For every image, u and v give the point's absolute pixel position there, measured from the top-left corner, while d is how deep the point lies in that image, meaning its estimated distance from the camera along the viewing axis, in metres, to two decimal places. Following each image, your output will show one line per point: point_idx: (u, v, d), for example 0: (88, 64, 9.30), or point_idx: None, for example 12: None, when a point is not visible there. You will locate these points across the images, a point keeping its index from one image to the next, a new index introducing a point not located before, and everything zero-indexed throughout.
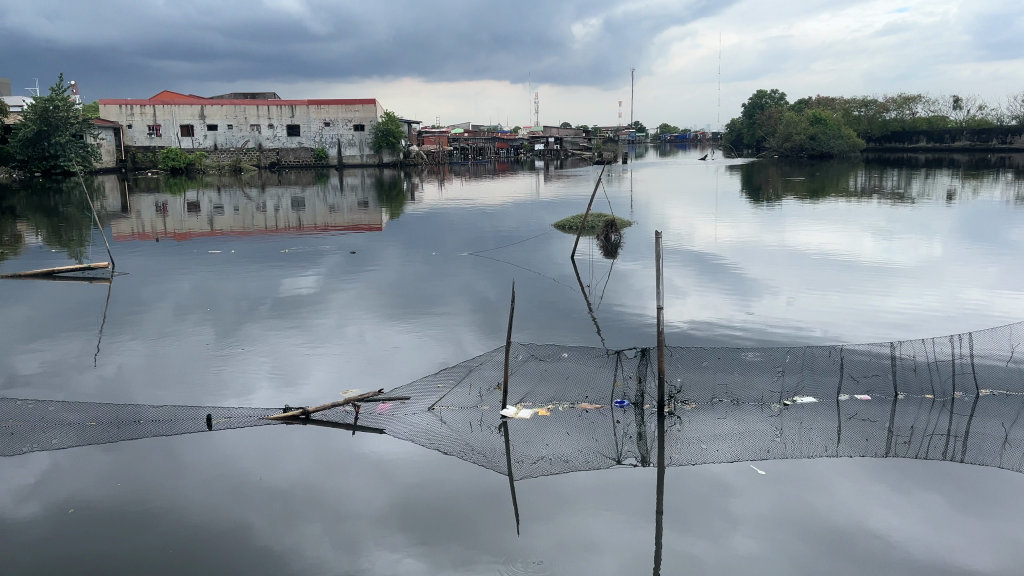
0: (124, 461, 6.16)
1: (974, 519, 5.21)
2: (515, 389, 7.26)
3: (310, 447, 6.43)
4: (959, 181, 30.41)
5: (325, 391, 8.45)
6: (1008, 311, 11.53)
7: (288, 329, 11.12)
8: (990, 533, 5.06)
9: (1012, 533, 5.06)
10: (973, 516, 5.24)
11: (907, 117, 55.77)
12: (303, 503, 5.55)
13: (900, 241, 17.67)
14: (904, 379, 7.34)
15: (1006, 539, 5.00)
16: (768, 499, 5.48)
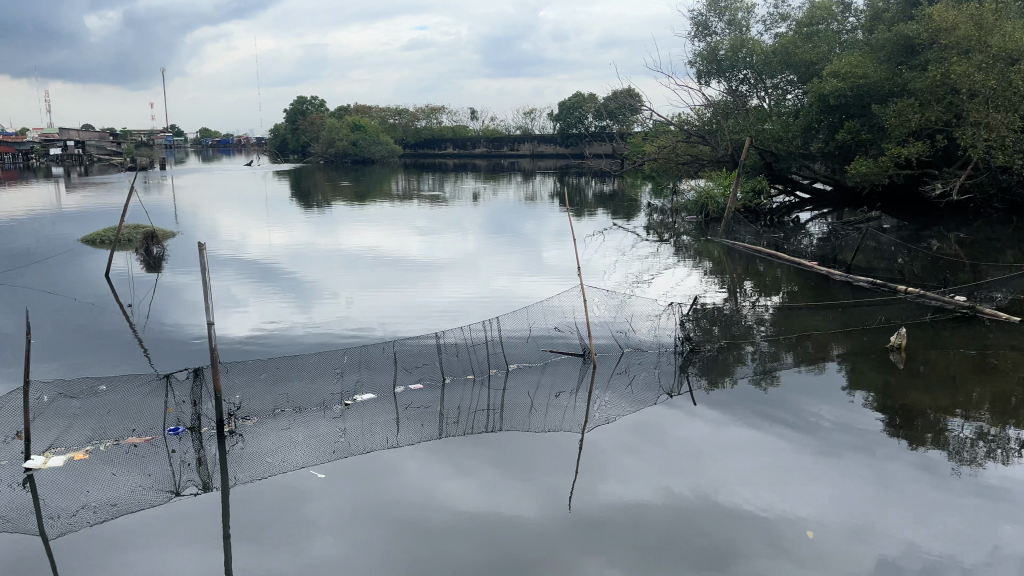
0: None
1: (512, 476, 5.99)
2: (41, 436, 6.24)
3: None
4: (481, 183, 34.56)
5: None
6: (529, 293, 13.49)
7: None
8: (526, 486, 5.87)
9: (543, 482, 5.93)
10: (511, 475, 6.01)
11: (434, 127, 61.57)
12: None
13: (439, 238, 19.41)
14: (449, 364, 8.11)
15: (541, 489, 5.84)
16: (339, 496, 5.60)
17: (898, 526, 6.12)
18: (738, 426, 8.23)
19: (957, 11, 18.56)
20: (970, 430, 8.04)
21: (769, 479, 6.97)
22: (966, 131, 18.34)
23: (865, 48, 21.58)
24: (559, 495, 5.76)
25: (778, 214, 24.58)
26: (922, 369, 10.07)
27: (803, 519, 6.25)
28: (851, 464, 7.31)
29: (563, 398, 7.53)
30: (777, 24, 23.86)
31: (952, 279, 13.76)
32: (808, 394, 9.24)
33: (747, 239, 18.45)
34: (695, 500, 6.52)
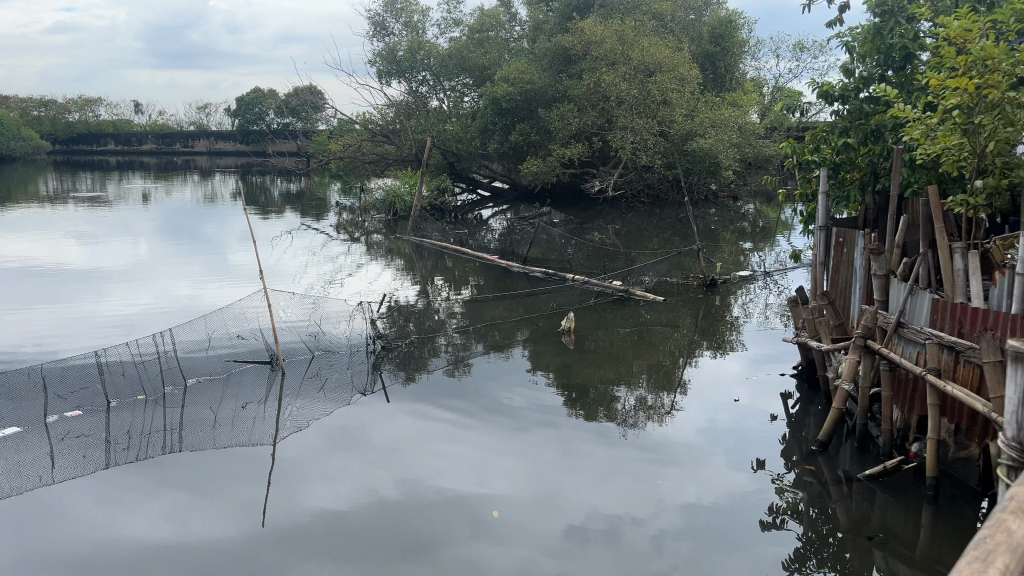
0: None
1: (202, 498, 6.34)
2: None
3: None
4: (151, 184, 31.58)
5: None
6: (213, 298, 12.68)
7: None
8: (217, 505, 6.24)
9: (235, 497, 6.32)
10: (201, 496, 6.36)
11: (90, 120, 55.01)
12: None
13: (105, 245, 17.41)
14: (113, 385, 8.29)
15: (233, 503, 6.23)
16: (7, 545, 5.61)
17: (582, 491, 6.73)
18: (436, 420, 8.52)
19: (603, 27, 20.89)
20: (634, 398, 9.13)
21: (468, 464, 7.33)
22: (616, 133, 20.76)
23: (529, 56, 23.42)
24: (241, 515, 6.11)
25: (462, 210, 25.76)
26: (592, 347, 11.22)
27: (497, 496, 6.65)
28: (538, 440, 7.90)
29: (246, 411, 8.13)
30: (451, 28, 24.96)
31: (611, 265, 15.50)
32: (499, 381, 9.82)
33: (434, 235, 19.10)
34: (400, 495, 6.68)
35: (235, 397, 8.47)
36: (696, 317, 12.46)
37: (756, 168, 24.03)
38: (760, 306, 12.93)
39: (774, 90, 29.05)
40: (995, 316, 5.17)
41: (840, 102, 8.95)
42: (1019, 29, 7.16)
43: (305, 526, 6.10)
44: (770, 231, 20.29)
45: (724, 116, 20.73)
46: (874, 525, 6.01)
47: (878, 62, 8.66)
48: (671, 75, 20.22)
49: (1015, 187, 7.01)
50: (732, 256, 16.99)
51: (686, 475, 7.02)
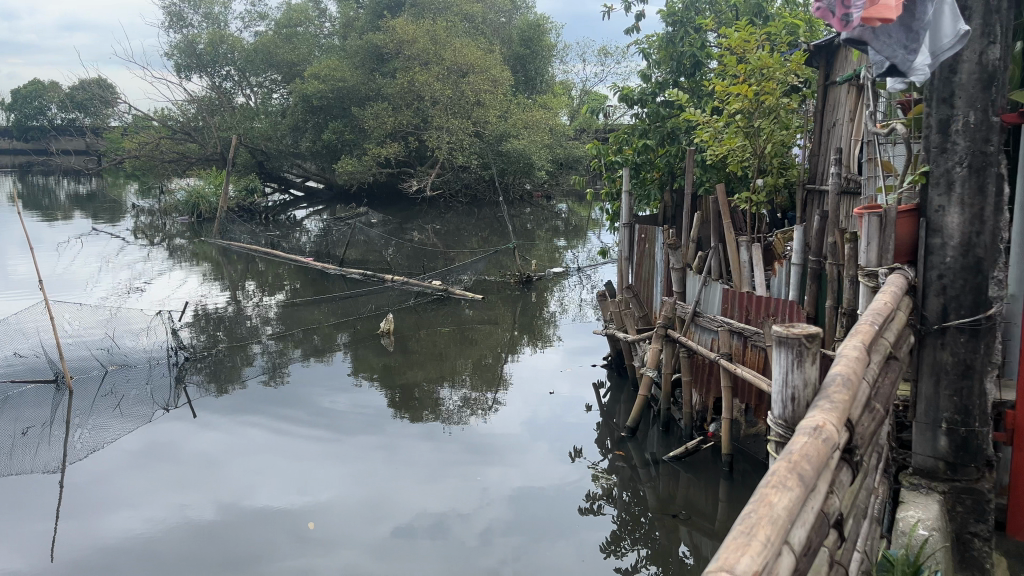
0: None
1: None
2: None
3: None
4: None
5: None
6: None
7: None
8: (8, 547, 5.88)
9: (29, 538, 5.99)
10: None
11: None
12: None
13: None
14: None
15: (26, 544, 5.90)
16: None
17: (408, 492, 6.67)
18: (253, 432, 8.13)
19: (415, 26, 20.82)
20: (457, 396, 9.17)
21: (288, 474, 7.06)
22: (431, 134, 20.84)
23: (341, 53, 22.93)
24: (31, 560, 5.68)
25: (275, 212, 24.80)
26: (413, 347, 11.16)
27: (320, 505, 6.45)
28: (362, 444, 7.75)
29: (33, 436, 7.78)
30: (256, 22, 23.91)
31: (430, 264, 15.52)
32: (318, 386, 9.53)
33: (244, 238, 18.24)
34: (214, 514, 6.32)
35: (20, 421, 8.06)
36: (515, 314, 12.74)
37: (567, 169, 24.96)
38: (575, 301, 13.42)
39: (582, 93, 30.34)
40: (775, 304, 5.67)
41: (639, 105, 9.46)
42: (789, 42, 7.91)
43: (108, 554, 5.76)
44: (582, 229, 21.19)
45: (535, 118, 21.37)
46: (679, 502, 6.41)
47: (671, 69, 9.25)
48: (484, 76, 20.52)
49: (790, 185, 7.73)
50: (548, 253, 17.56)
51: (509, 468, 7.16)
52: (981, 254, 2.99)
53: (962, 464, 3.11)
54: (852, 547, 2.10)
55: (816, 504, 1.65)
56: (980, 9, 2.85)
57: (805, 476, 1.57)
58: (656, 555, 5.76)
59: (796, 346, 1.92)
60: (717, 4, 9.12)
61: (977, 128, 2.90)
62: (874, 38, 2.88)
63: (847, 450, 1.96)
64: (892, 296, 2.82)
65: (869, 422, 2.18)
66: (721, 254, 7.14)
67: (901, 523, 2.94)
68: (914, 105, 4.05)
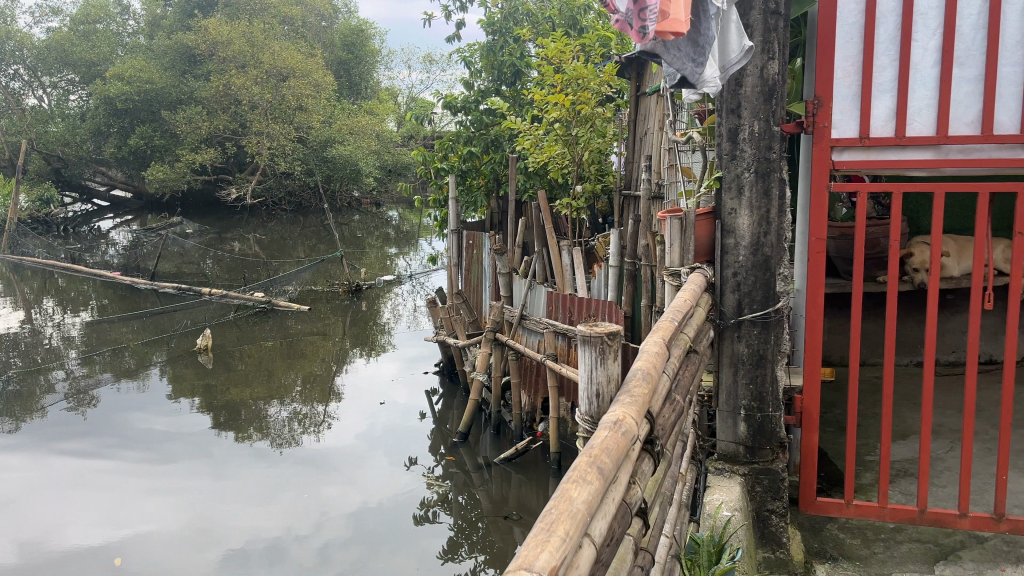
0: None
1: None
2: None
3: None
4: None
5: None
6: None
7: None
8: None
9: None
10: None
11: None
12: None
13: None
14: None
15: None
16: None
17: (238, 514, 6.35)
18: (59, 464, 7.44)
19: (229, 27, 19.86)
20: (286, 411, 8.84)
21: (101, 506, 6.52)
22: (250, 139, 20.07)
23: (147, 53, 21.49)
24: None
25: (75, 222, 22.87)
26: (237, 364, 10.63)
27: (141, 536, 6.00)
28: (184, 468, 7.29)
29: None
30: (48, 17, 21.92)
31: (253, 276, 14.87)
32: (132, 410, 8.86)
33: (39, 251, 16.61)
34: (13, 557, 5.72)
35: None
36: (345, 324, 12.44)
37: (394, 176, 24.83)
38: (407, 309, 13.31)
39: (407, 99, 30.31)
40: (595, 304, 5.89)
41: (463, 112, 9.49)
42: (602, 54, 8.24)
43: None
44: (412, 235, 21.18)
45: (360, 123, 21.14)
46: (511, 504, 6.51)
47: (493, 77, 9.42)
48: (305, 81, 19.81)
49: (608, 191, 8.06)
50: (378, 260, 17.37)
51: (344, 481, 6.98)
52: (769, 253, 3.25)
53: (759, 447, 3.36)
54: (658, 532, 2.21)
55: (616, 496, 1.71)
56: (759, 27, 3.08)
57: (604, 470, 1.63)
58: (491, 557, 5.80)
59: (598, 344, 1.99)
60: (534, 15, 9.32)
61: (761, 136, 3.14)
62: (665, 50, 3.05)
63: (646, 441, 2.06)
64: (693, 293, 2.99)
65: (669, 414, 2.29)
66: (545, 258, 7.31)
67: (707, 506, 3.13)
68: (709, 115, 4.33)
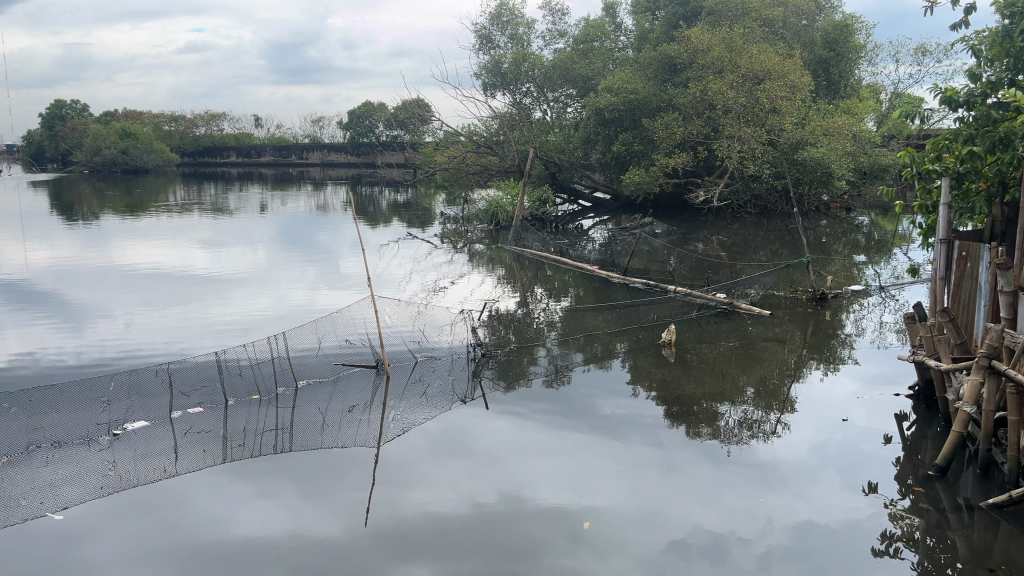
0: None
1: (317, 496, 6.79)
2: None
3: None
4: (268, 197, 34.27)
5: None
6: (324, 305, 14.18)
7: None
8: (335, 503, 6.68)
9: (352, 498, 6.77)
10: (315, 495, 6.81)
11: (211, 134, 60.98)
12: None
13: (229, 253, 19.75)
14: (232, 384, 9.19)
15: (348, 504, 6.66)
16: (128, 536, 6.03)
17: (685, 507, 6.60)
18: (537, 429, 8.55)
19: (710, 35, 20.63)
20: (739, 414, 8.88)
21: (568, 474, 7.32)
22: (722, 142, 20.43)
23: (634, 65, 23.43)
24: (343, 521, 6.37)
25: (564, 220, 26.06)
26: (695, 360, 11.00)
27: (599, 509, 6.61)
28: (639, 452, 7.82)
29: (355, 411, 8.79)
30: (556, 39, 25.14)
31: (714, 276, 15.23)
32: (600, 391, 9.77)
33: (536, 245, 19.47)
34: (499, 503, 6.73)
35: (346, 398, 9.19)
36: (804, 333, 11.99)
37: (871, 179, 23.09)
38: (875, 323, 12.35)
39: (892, 95, 28.06)
40: None
41: (966, 107, 8.41)
42: None
43: (409, 528, 6.26)
44: (886, 244, 19.48)
45: (836, 124, 20.15)
46: (995, 558, 5.63)
47: (1008, 66, 8.12)
48: (781, 82, 19.60)
49: None
50: (845, 269, 16.43)
51: (791, 494, 6.78)
52: None
53: None
54: None
55: None
56: None
57: None
58: None
59: None
60: None
61: None
62: None
63: None
64: None
65: None
66: None
67: None
68: None
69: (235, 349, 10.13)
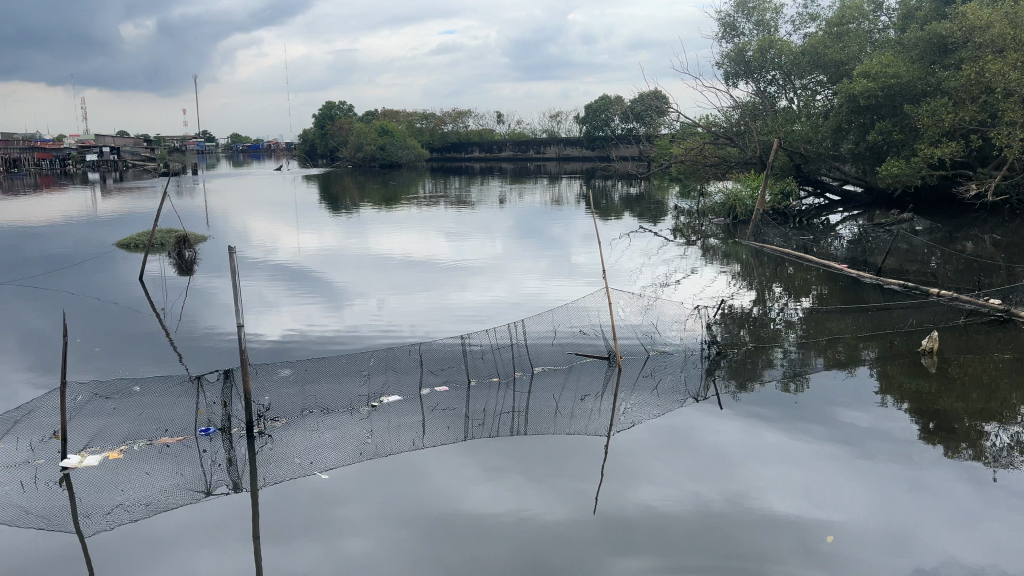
0: None
1: (544, 481, 7.00)
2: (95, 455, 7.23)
3: None
4: (507, 190, 35.93)
5: None
6: (556, 294, 14.61)
7: None
8: (561, 489, 6.85)
9: (577, 486, 6.91)
10: (542, 479, 7.03)
11: (458, 130, 65.00)
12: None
13: (470, 242, 20.99)
14: (474, 366, 9.73)
15: (573, 492, 6.80)
16: (374, 500, 6.61)
17: (936, 535, 6.02)
18: (771, 431, 8.19)
19: (990, 9, 18.39)
20: (1011, 436, 7.89)
21: (803, 483, 6.94)
22: (1000, 130, 18.11)
23: (896, 47, 21.45)
24: (568, 508, 6.50)
25: (807, 216, 24.65)
26: (958, 371, 9.92)
27: (835, 523, 6.23)
28: (884, 468, 7.23)
29: (587, 401, 8.93)
30: (807, 23, 23.64)
31: (986, 279, 13.60)
32: (842, 397, 9.14)
33: (777, 240, 18.62)
34: (726, 506, 6.54)
35: (580, 387, 9.37)
36: None
37: None
38: None
39: None
40: None
41: None
42: None
43: (632, 523, 6.27)
44: None
45: None
46: None
47: None
48: None
49: None
50: None
51: None
52: None
53: None
54: None
55: None
56: None
57: None
58: None
59: None
60: None
61: None
62: None
63: None
64: None
65: None
66: None
67: None
68: None
69: (476, 334, 10.75)
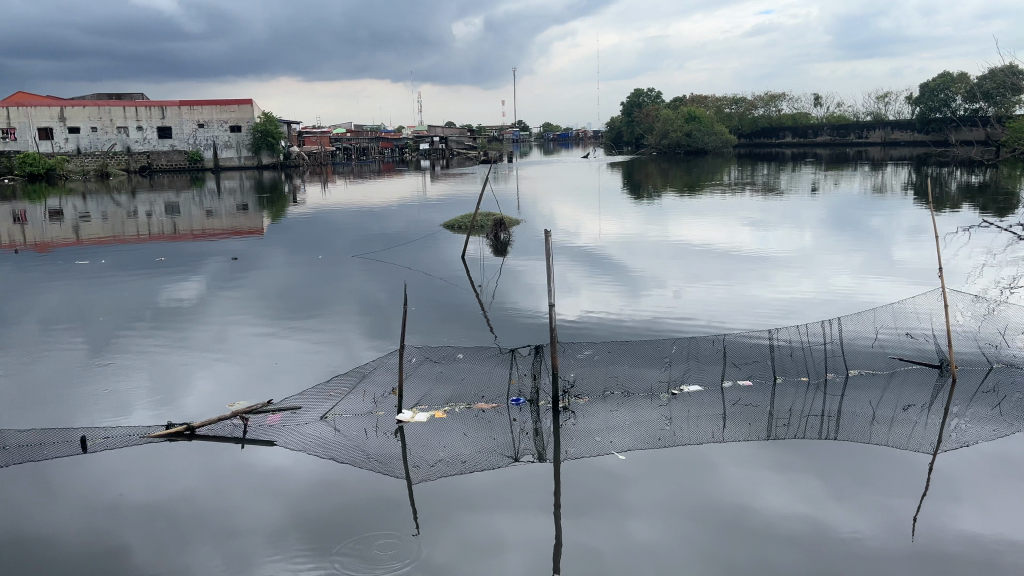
0: (180, 454, 7.41)
1: (848, 492, 6.50)
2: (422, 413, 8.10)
3: (250, 456, 7.39)
4: (821, 177, 33.70)
5: (249, 397, 9.03)
6: (873, 292, 13.45)
7: (185, 347, 11.08)
8: (868, 504, 6.31)
9: (888, 503, 6.31)
10: (846, 490, 6.53)
11: (771, 115, 62.14)
12: (198, 525, 6.23)
13: (778, 232, 20.07)
14: (782, 364, 9.29)
15: (883, 509, 6.22)
16: (664, 488, 6.61)
17: None
18: None
19: None
20: None
21: None
22: None
23: None
24: (877, 526, 5.96)
25: None
26: None
27: None
28: None
29: (911, 412, 8.10)
30: None
31: None
32: None
33: None
34: None
35: (902, 396, 8.52)
36: None
37: None
38: None
39: None
40: None
41: None
42: None
43: (954, 555, 5.59)
44: None
45: None
46: None
47: None
48: None
49: None
50: None
51: None
52: None
53: None
54: None
55: None
56: None
57: None
58: None
59: None
60: None
61: None
62: None
63: None
64: None
65: None
66: None
67: None
68: None
69: (783, 329, 10.26)
